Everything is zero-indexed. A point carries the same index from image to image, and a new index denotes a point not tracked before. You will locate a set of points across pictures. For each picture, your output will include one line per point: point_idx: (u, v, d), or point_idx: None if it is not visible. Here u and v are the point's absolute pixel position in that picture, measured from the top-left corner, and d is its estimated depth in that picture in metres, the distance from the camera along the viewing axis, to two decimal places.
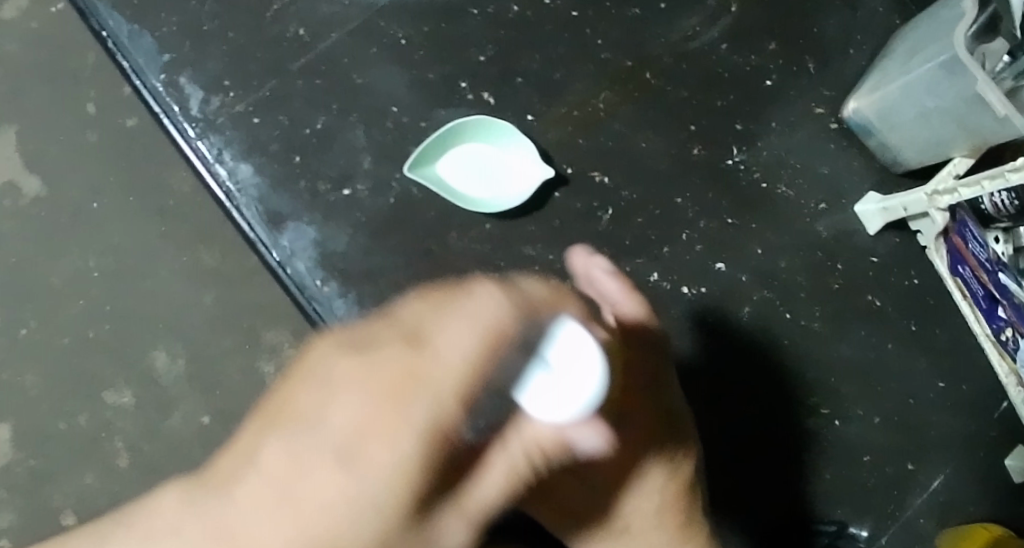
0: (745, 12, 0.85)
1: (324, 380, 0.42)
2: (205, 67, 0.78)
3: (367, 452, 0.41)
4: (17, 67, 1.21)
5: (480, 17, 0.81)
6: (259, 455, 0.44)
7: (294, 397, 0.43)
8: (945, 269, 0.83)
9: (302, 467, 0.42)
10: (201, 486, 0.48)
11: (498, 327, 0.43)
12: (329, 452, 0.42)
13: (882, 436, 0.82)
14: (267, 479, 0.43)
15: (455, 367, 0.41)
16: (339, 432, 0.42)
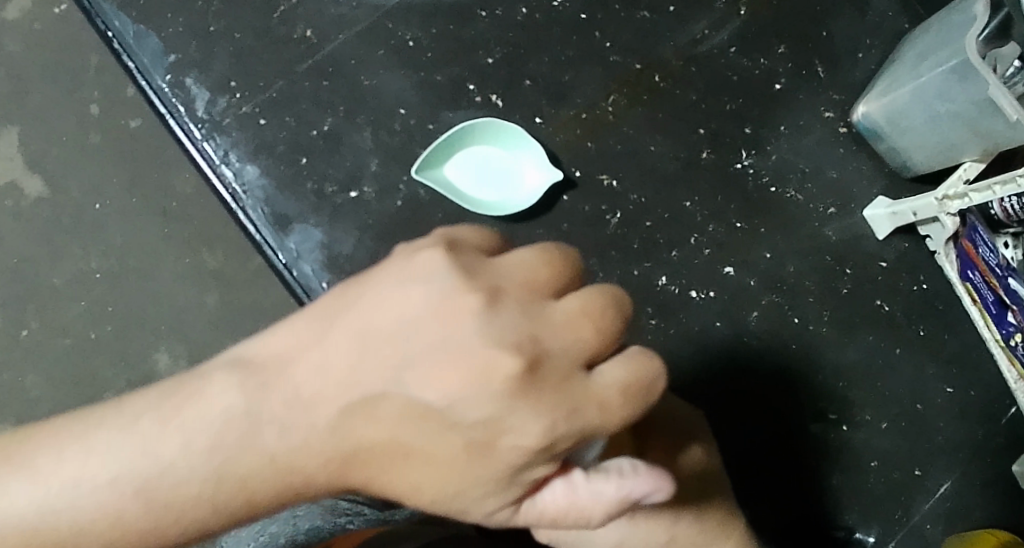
0: (755, 15, 0.84)
1: (446, 348, 0.43)
2: (212, 68, 0.78)
3: (463, 435, 0.43)
4: (20, 68, 1.20)
5: (489, 19, 0.80)
6: (342, 392, 0.45)
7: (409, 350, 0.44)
8: (955, 274, 0.83)
9: (386, 417, 0.44)
10: (251, 391, 0.46)
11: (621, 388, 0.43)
12: (460, 462, 0.43)
13: (891, 442, 0.82)
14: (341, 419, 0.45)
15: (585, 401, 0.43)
16: (443, 408, 0.43)
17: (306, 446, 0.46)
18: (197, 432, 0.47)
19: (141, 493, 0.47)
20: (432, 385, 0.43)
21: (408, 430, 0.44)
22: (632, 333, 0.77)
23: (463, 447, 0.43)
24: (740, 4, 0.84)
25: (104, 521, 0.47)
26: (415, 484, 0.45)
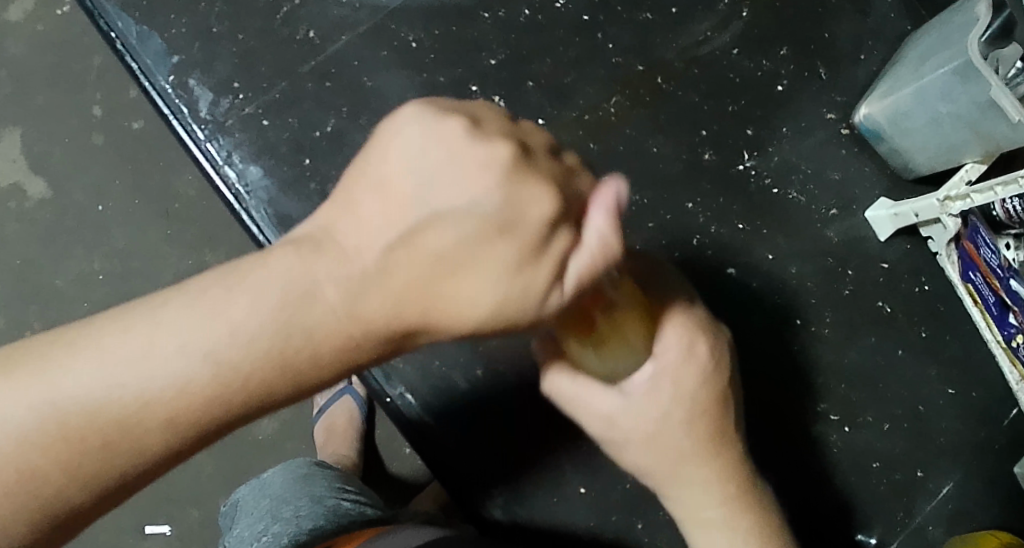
0: (757, 17, 0.84)
1: (432, 166, 0.41)
2: (215, 69, 0.78)
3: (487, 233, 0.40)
4: (23, 70, 1.21)
5: (491, 21, 0.81)
6: (358, 236, 0.42)
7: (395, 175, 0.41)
8: (957, 276, 0.83)
9: (408, 241, 0.41)
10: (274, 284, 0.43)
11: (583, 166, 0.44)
12: (504, 253, 0.40)
13: (893, 442, 0.82)
14: (360, 262, 0.41)
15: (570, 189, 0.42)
16: (455, 209, 0.40)
17: (371, 289, 0.41)
18: (229, 294, 0.43)
19: (196, 359, 0.42)
20: (451, 196, 0.40)
21: (454, 233, 0.40)
22: None
23: (498, 231, 0.40)
24: (742, 5, 0.84)
25: (146, 388, 0.42)
26: (468, 294, 0.41)
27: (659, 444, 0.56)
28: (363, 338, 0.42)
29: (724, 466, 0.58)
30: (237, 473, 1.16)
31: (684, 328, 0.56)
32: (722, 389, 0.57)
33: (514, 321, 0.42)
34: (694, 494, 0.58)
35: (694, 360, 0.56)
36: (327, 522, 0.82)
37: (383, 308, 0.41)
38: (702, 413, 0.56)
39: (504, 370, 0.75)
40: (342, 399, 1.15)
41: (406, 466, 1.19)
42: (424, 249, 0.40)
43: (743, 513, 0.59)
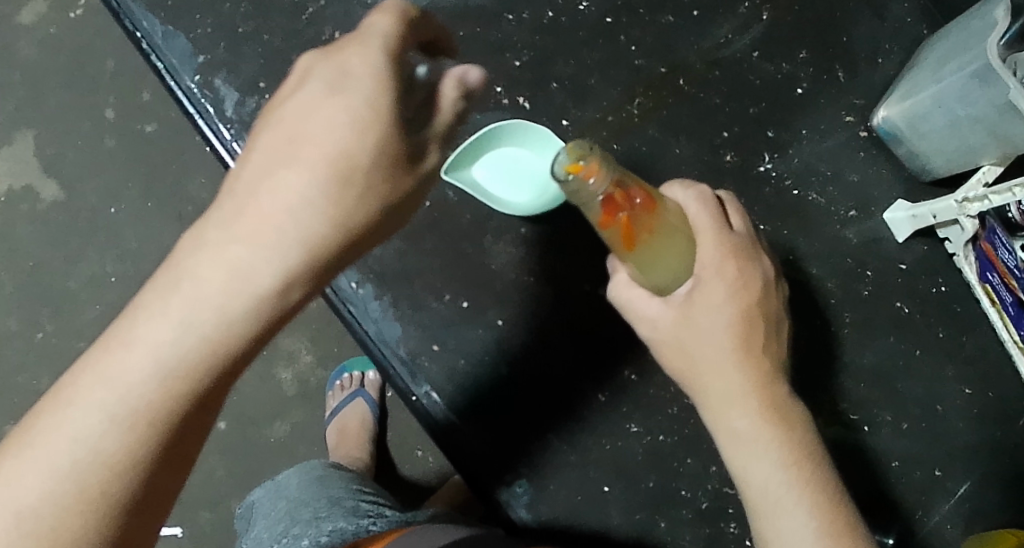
0: (777, 20, 0.85)
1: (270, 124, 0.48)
2: (241, 69, 0.78)
3: (321, 111, 0.47)
4: (36, 73, 1.21)
5: (515, 22, 0.81)
6: (235, 200, 0.46)
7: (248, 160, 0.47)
8: (974, 277, 0.84)
9: (271, 168, 0.46)
10: (168, 279, 0.46)
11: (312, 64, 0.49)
12: (368, 111, 0.46)
13: (910, 442, 0.83)
14: (253, 206, 0.46)
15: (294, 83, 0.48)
16: (292, 117, 0.47)
17: (273, 213, 0.46)
18: (165, 301, 0.45)
19: (187, 364, 0.45)
20: (288, 112, 0.47)
21: (307, 121, 0.47)
22: None
23: (332, 97, 0.47)
24: (762, 9, 0.85)
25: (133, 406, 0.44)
26: (341, 152, 0.46)
27: (691, 347, 0.62)
28: (313, 253, 0.46)
29: (758, 374, 0.62)
30: (249, 476, 1.15)
31: (727, 250, 0.62)
32: (757, 304, 0.62)
33: (392, 159, 0.47)
34: (726, 401, 0.61)
35: (730, 277, 0.61)
36: (348, 524, 0.81)
37: (292, 213, 0.46)
38: (734, 324, 0.61)
39: (528, 369, 0.76)
40: (355, 402, 1.14)
41: (417, 469, 1.18)
42: (291, 146, 0.46)
43: (774, 424, 0.61)
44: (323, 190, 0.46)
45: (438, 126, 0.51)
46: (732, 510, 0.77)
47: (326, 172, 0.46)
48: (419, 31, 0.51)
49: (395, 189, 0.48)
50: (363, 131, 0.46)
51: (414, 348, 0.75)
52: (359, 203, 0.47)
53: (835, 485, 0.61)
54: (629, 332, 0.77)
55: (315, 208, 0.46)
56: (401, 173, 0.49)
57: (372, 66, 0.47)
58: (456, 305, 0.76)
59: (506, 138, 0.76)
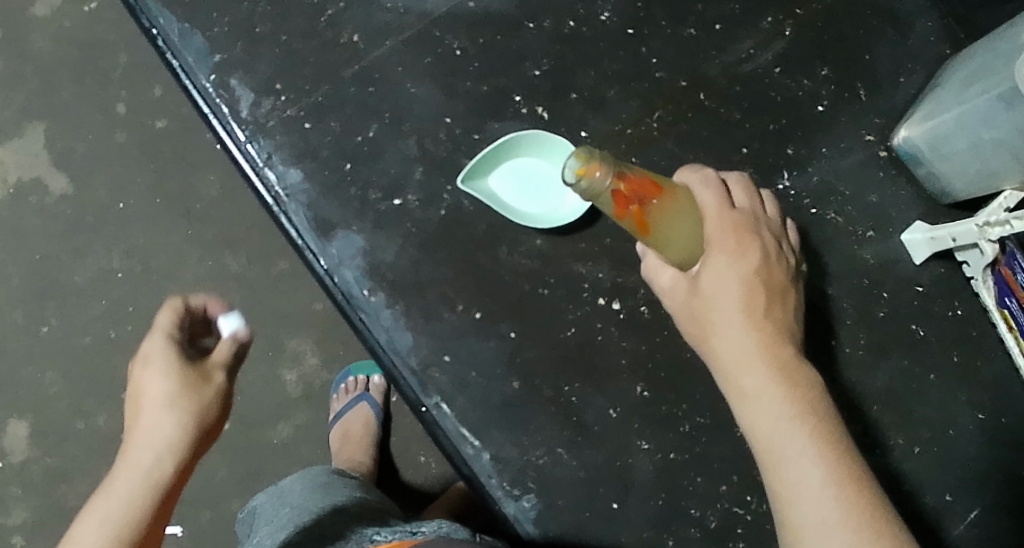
0: (799, 37, 0.84)
1: (130, 398, 0.67)
2: (257, 70, 0.77)
3: (144, 370, 0.66)
4: (43, 60, 1.17)
5: (536, 31, 0.80)
6: (127, 442, 0.64)
7: (129, 422, 0.66)
8: (992, 302, 0.82)
9: (135, 414, 0.66)
10: (91, 500, 0.62)
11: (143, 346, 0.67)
12: (168, 360, 0.66)
13: (921, 466, 0.82)
14: (136, 441, 0.64)
15: (138, 360, 0.67)
16: (135, 383, 0.66)
17: (144, 442, 0.63)
18: (90, 510, 0.61)
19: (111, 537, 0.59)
20: (136, 375, 0.66)
21: (149, 377, 0.65)
22: (670, 347, 0.77)
23: (143, 361, 0.66)
24: (785, 24, 0.84)
25: None
26: (163, 386, 0.64)
27: (702, 314, 0.65)
28: (175, 456, 0.63)
29: (770, 334, 0.63)
30: (251, 478, 1.13)
31: (729, 225, 0.66)
32: (758, 270, 0.65)
33: (200, 382, 0.66)
34: (735, 360, 0.63)
35: (730, 248, 0.65)
36: (354, 537, 0.80)
37: (157, 430, 0.63)
38: (741, 288, 0.64)
39: (540, 383, 0.75)
40: (359, 405, 1.12)
41: (420, 475, 1.16)
42: (138, 398, 0.66)
43: (778, 378, 0.62)
44: (163, 412, 0.64)
45: (221, 358, 0.69)
46: (741, 530, 0.76)
47: (159, 408, 0.64)
48: (194, 311, 0.71)
49: (200, 407, 0.65)
50: (172, 366, 0.65)
51: (425, 358, 0.74)
52: (184, 424, 0.64)
53: (845, 439, 0.60)
54: (642, 348, 0.76)
55: (164, 423, 0.64)
56: (201, 397, 0.65)
57: (165, 352, 0.66)
58: (468, 316, 0.75)
59: (522, 149, 0.76)
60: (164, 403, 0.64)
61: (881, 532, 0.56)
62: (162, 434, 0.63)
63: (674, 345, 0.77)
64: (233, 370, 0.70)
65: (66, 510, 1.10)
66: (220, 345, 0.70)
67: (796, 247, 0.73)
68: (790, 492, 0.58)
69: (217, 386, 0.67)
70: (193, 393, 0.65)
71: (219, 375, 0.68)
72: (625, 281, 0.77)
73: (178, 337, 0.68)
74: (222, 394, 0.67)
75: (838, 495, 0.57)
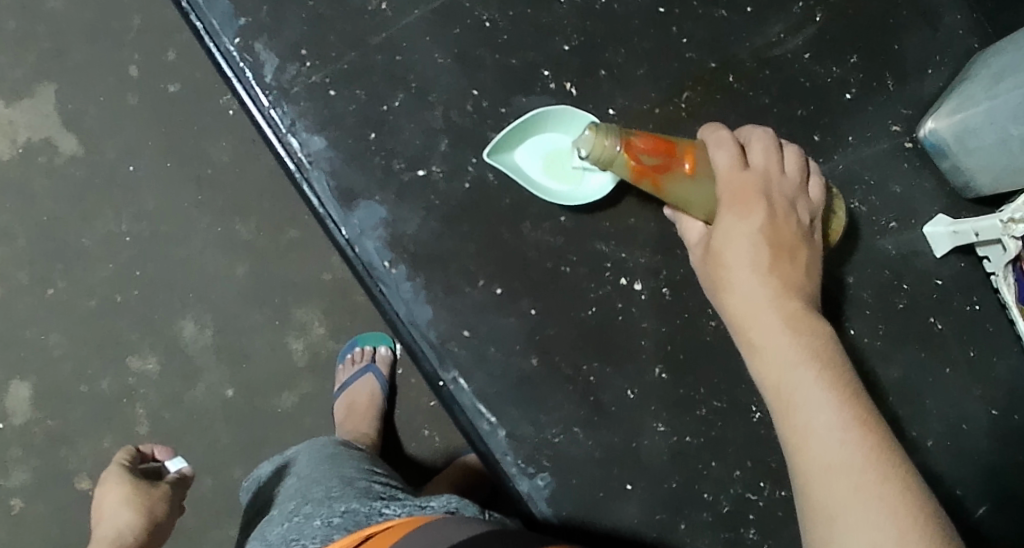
0: (831, 22, 0.83)
1: (96, 512, 0.88)
2: (283, 34, 0.75)
3: (104, 494, 0.88)
4: (51, 17, 1.12)
5: (567, 5, 0.79)
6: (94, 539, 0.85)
7: (96, 522, 0.87)
8: (1011, 298, 0.81)
9: (100, 516, 0.86)
10: None
11: (109, 467, 0.91)
12: (122, 481, 0.88)
13: (934, 460, 0.81)
14: (100, 531, 0.85)
15: (109, 470, 0.91)
16: (100, 496, 0.88)
17: (102, 531, 0.85)
18: None
19: None
20: (96, 510, 0.88)
21: (111, 490, 0.88)
22: (688, 331, 0.77)
23: (111, 472, 0.90)
24: (816, 10, 0.83)
25: None
26: (116, 500, 0.86)
27: (715, 271, 0.65)
28: (131, 531, 0.84)
29: (781, 288, 0.63)
30: (255, 447, 1.12)
31: (736, 188, 0.65)
32: (767, 227, 0.64)
33: (144, 493, 0.88)
34: (746, 312, 0.63)
35: (739, 209, 0.64)
36: (362, 505, 0.78)
37: (117, 520, 0.85)
38: (752, 243, 0.64)
39: (559, 361, 0.75)
40: (365, 377, 1.11)
41: (424, 448, 1.15)
42: (99, 507, 0.87)
43: (786, 330, 0.61)
44: (119, 527, 0.84)
45: (168, 486, 0.91)
46: (753, 516, 0.76)
47: (117, 504, 0.86)
48: (147, 454, 0.96)
49: (148, 510, 0.87)
50: (130, 480, 0.88)
51: (444, 332, 0.74)
52: (133, 519, 0.85)
53: (854, 388, 0.60)
54: (662, 330, 0.77)
55: (122, 509, 0.85)
56: (149, 501, 0.87)
57: (118, 475, 0.89)
58: (488, 291, 0.75)
59: (551, 125, 0.75)
60: (117, 519, 0.85)
61: (886, 475, 0.55)
62: (121, 518, 0.85)
63: (692, 328, 0.77)
64: (177, 505, 0.92)
65: (67, 473, 1.09)
66: (170, 480, 0.92)
67: (820, 202, 0.70)
68: (796, 440, 0.59)
69: (163, 490, 0.90)
70: (141, 501, 0.87)
71: (159, 495, 0.89)
72: (646, 262, 0.77)
73: (134, 463, 0.93)
74: (167, 496, 0.90)
75: (844, 440, 0.57)
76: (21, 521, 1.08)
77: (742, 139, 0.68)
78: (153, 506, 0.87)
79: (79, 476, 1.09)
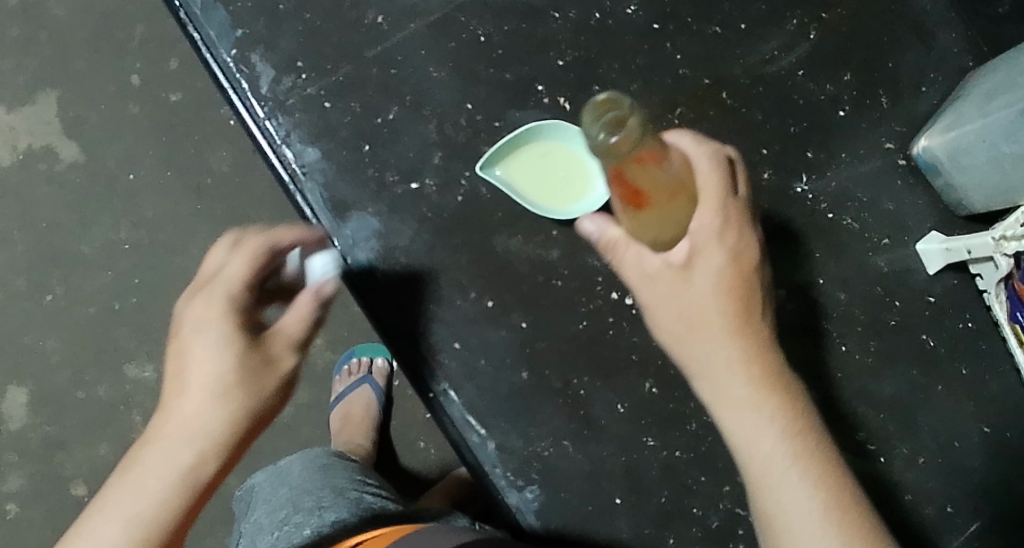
0: (824, 40, 0.84)
1: (173, 347, 0.59)
2: (279, 47, 0.76)
3: (194, 335, 0.58)
4: (54, 27, 1.14)
5: (562, 21, 0.80)
6: (171, 413, 0.57)
7: (163, 399, 0.58)
8: (1004, 316, 0.81)
9: (178, 382, 0.58)
10: (126, 460, 0.57)
11: (205, 277, 0.61)
12: (216, 332, 0.58)
13: (925, 477, 0.81)
14: (187, 394, 0.57)
15: (211, 294, 0.59)
16: (181, 363, 0.58)
17: (204, 417, 0.57)
18: (175, 446, 0.56)
19: (171, 479, 0.55)
20: (173, 355, 0.59)
21: (207, 346, 0.57)
22: None
23: (193, 288, 0.60)
24: (810, 27, 0.84)
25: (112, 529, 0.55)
26: (205, 352, 0.57)
27: (688, 321, 0.63)
28: (242, 435, 0.58)
29: (758, 346, 0.62)
30: (250, 456, 1.12)
31: (729, 217, 0.62)
32: (754, 269, 0.63)
33: (252, 354, 0.58)
34: (727, 373, 0.62)
35: (729, 242, 0.62)
36: (352, 516, 0.78)
37: (211, 416, 0.57)
38: (731, 294, 0.62)
39: (549, 375, 0.75)
40: (361, 388, 1.11)
41: (420, 460, 1.15)
42: (169, 375, 0.58)
43: (768, 397, 0.62)
44: (206, 436, 0.57)
45: (292, 334, 0.61)
46: (742, 532, 0.76)
47: (206, 391, 0.57)
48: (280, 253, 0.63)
49: (256, 384, 0.58)
50: (229, 326, 0.58)
51: (435, 344, 0.75)
52: (224, 415, 0.57)
53: (830, 454, 0.62)
54: (652, 344, 0.77)
55: (214, 367, 0.57)
56: (264, 357, 0.59)
57: (225, 303, 0.58)
58: (480, 304, 0.75)
59: (502, 162, 0.75)
60: (195, 388, 0.57)
61: None
62: (202, 427, 0.57)
63: None
64: (303, 344, 0.62)
65: (63, 478, 1.09)
66: (295, 319, 0.61)
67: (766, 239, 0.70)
68: (783, 516, 0.60)
69: (291, 335, 0.61)
70: (245, 361, 0.58)
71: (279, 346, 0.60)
72: None
73: (254, 286, 0.61)
74: (292, 342, 0.61)
75: (831, 519, 0.59)
76: (16, 526, 1.08)
77: (724, 153, 0.64)
78: (290, 360, 0.60)
79: (74, 482, 1.09)
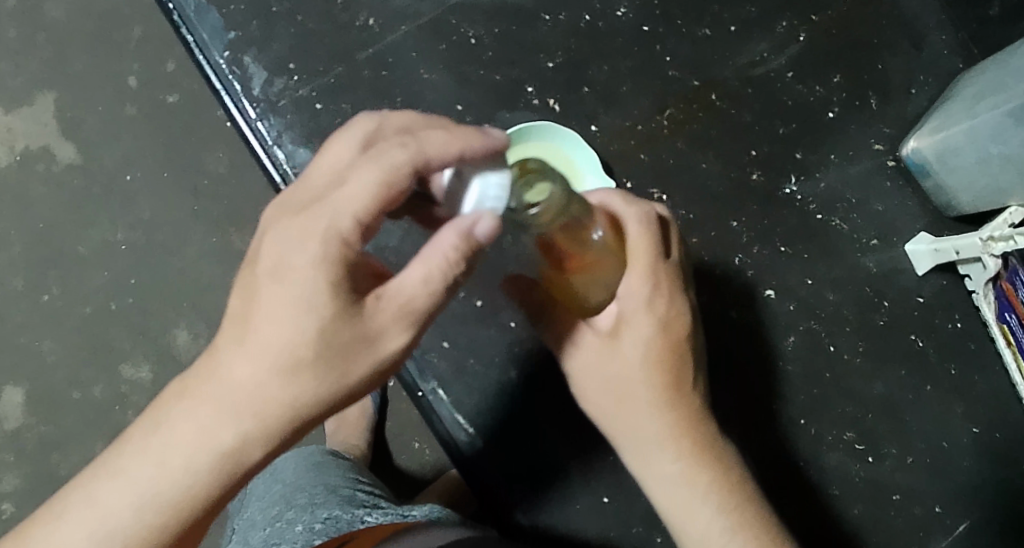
0: (812, 42, 0.85)
1: (252, 289, 0.49)
2: (272, 49, 0.77)
3: (283, 288, 0.48)
4: (52, 29, 1.15)
5: (552, 24, 0.81)
6: (230, 369, 0.49)
7: (227, 352, 0.49)
8: (992, 317, 0.82)
9: (250, 342, 0.49)
10: (174, 401, 0.50)
11: (313, 203, 0.48)
12: (312, 295, 0.47)
13: (915, 477, 0.81)
14: (255, 358, 0.49)
15: (310, 237, 0.47)
16: (262, 315, 0.48)
17: (274, 388, 0.49)
18: (228, 411, 0.49)
19: (220, 451, 0.50)
20: (251, 304, 0.49)
21: (296, 310, 0.48)
22: None
23: (293, 225, 0.48)
24: (800, 30, 0.85)
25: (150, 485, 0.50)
26: (291, 319, 0.48)
27: (616, 393, 0.62)
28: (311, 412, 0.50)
29: (688, 415, 0.62)
30: None
31: (660, 286, 0.59)
32: (686, 336, 0.61)
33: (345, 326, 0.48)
34: (656, 444, 0.62)
35: (658, 309, 0.60)
36: (344, 513, 0.78)
37: (275, 387, 0.49)
38: (661, 366, 0.60)
39: (537, 375, 0.76)
40: None
41: (414, 460, 1.16)
42: (243, 321, 0.49)
43: (700, 465, 0.62)
44: (284, 408, 0.49)
45: (404, 301, 0.49)
46: None
47: (285, 365, 0.48)
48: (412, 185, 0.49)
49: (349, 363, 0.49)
50: (321, 301, 0.47)
51: (424, 343, 0.75)
52: (310, 390, 0.49)
53: (762, 516, 0.64)
54: None
55: (296, 340, 0.48)
56: (374, 328, 0.49)
57: (342, 255, 0.47)
58: (470, 304, 0.76)
59: None
60: (276, 360, 0.48)
61: None
62: (278, 402, 0.49)
63: None
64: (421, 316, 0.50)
65: (57, 479, 1.09)
66: (413, 283, 0.49)
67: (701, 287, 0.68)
68: None
69: (412, 305, 0.49)
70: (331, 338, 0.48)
71: (389, 319, 0.49)
72: None
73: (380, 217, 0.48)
74: (412, 315, 0.50)
75: None
76: (9, 527, 1.08)
77: (654, 212, 0.61)
78: (394, 334, 0.50)
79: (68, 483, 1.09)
